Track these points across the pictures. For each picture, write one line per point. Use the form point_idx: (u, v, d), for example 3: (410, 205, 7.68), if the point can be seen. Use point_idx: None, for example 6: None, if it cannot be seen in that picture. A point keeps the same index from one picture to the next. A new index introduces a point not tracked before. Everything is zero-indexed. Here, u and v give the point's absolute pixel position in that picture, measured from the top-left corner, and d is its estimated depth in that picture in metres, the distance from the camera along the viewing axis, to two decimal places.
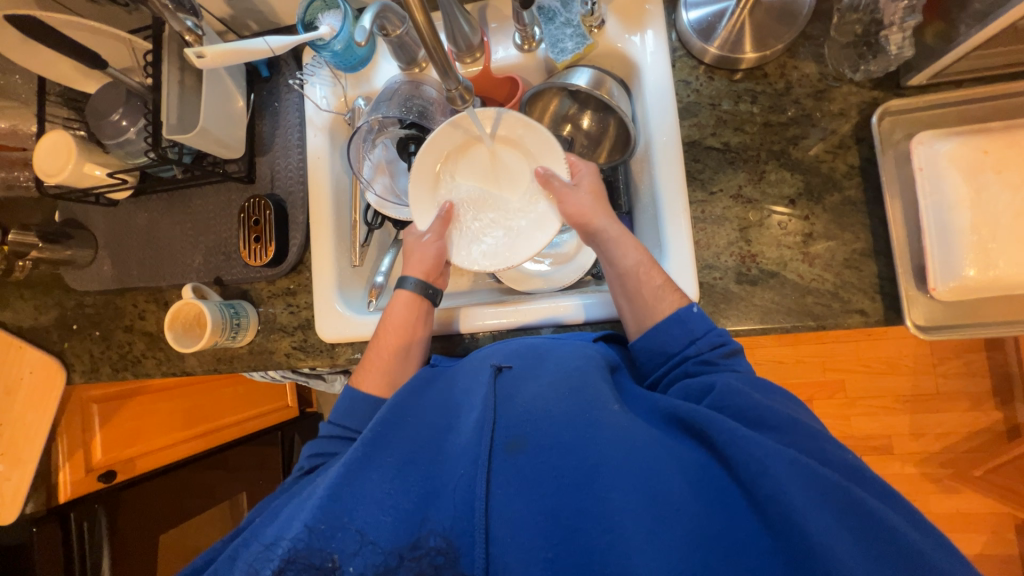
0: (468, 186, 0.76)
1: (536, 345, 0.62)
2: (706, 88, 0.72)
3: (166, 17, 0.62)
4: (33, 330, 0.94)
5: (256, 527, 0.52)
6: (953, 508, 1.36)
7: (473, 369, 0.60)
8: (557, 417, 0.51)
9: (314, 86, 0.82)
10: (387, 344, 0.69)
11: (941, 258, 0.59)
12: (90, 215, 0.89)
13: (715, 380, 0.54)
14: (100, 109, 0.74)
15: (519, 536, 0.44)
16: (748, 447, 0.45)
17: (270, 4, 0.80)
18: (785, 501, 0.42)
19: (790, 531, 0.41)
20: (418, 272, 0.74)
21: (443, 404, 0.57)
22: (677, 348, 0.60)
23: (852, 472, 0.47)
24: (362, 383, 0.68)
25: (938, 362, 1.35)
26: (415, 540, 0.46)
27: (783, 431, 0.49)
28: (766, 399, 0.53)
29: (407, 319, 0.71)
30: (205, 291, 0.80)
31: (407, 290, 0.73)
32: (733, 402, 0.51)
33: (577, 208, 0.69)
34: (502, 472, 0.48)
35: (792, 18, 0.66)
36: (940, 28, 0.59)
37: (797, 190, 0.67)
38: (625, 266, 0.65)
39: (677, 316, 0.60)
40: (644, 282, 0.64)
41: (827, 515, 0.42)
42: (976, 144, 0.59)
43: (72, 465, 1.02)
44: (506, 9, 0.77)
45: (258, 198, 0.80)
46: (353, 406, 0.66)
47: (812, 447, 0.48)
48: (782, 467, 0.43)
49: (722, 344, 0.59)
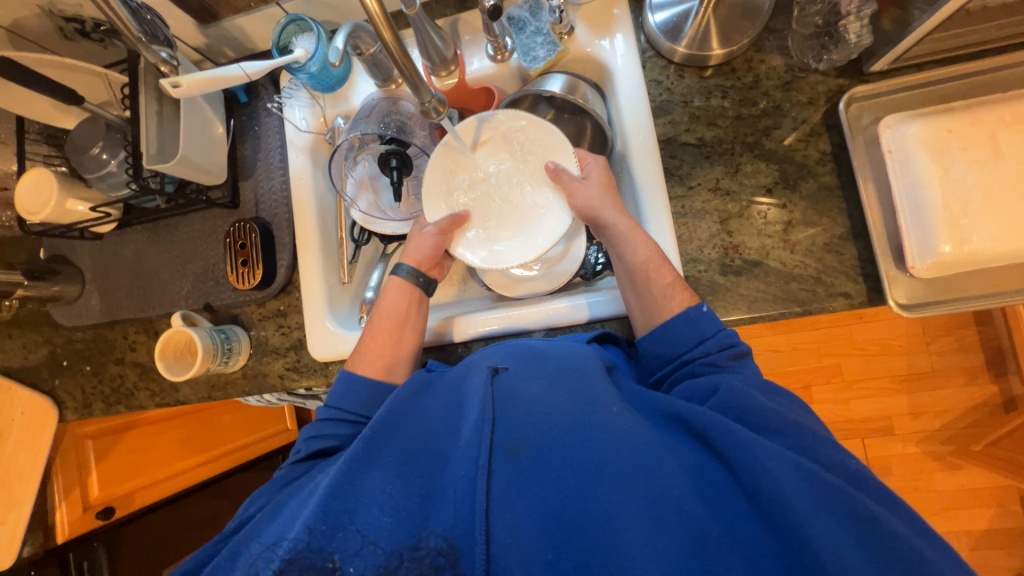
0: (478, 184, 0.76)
1: (533, 347, 0.61)
2: (677, 86, 0.73)
3: (140, 49, 0.63)
4: (22, 369, 0.93)
5: (260, 520, 0.53)
6: (957, 485, 1.37)
7: (469, 369, 0.59)
8: (558, 419, 0.51)
9: (293, 108, 0.83)
10: (384, 328, 0.69)
11: (917, 237, 0.60)
12: (75, 250, 0.89)
13: (719, 383, 0.55)
14: (79, 143, 0.75)
15: (521, 538, 0.45)
16: (751, 449, 0.45)
17: (245, 31, 0.81)
18: (786, 504, 0.42)
19: (793, 534, 0.42)
20: (412, 259, 0.74)
21: (444, 406, 0.56)
22: (685, 349, 0.60)
23: (849, 474, 0.47)
24: (356, 366, 0.68)
25: (931, 340, 1.36)
26: (416, 541, 0.47)
27: (787, 435, 0.50)
28: (769, 401, 0.53)
29: (401, 304, 0.71)
30: (194, 318, 0.80)
31: (400, 277, 0.73)
32: (739, 404, 0.52)
33: (585, 201, 0.69)
34: (502, 474, 0.48)
35: (754, 13, 0.68)
36: (895, 14, 0.61)
37: (773, 179, 0.69)
38: (636, 261, 0.65)
39: (688, 316, 0.61)
40: (654, 279, 0.63)
41: (827, 518, 0.42)
42: (940, 124, 0.61)
43: (69, 504, 1.00)
44: (477, 22, 0.78)
45: (243, 222, 0.80)
46: (344, 385, 0.66)
47: (813, 450, 0.49)
48: (784, 470, 0.44)
49: (732, 346, 0.59)
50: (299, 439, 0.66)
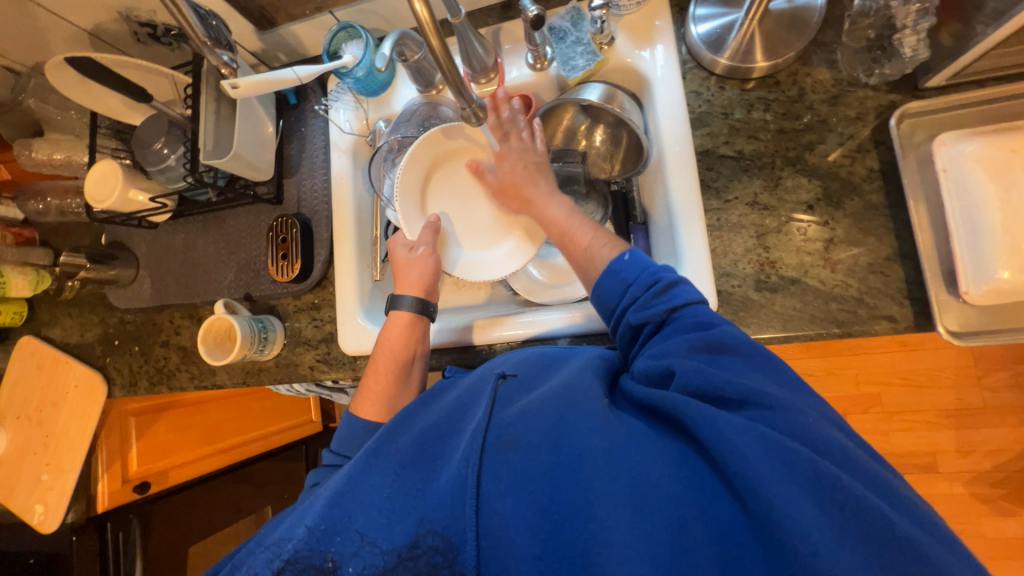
0: (450, 198, 0.83)
1: (547, 355, 0.62)
2: (717, 98, 0.72)
3: (205, 53, 0.67)
4: (78, 346, 1.00)
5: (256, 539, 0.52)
6: (1010, 532, 1.27)
7: (479, 378, 0.60)
8: (544, 413, 0.49)
9: (338, 110, 0.87)
10: (383, 369, 0.71)
11: (971, 262, 0.57)
12: (132, 238, 0.95)
13: (672, 363, 0.49)
14: (144, 138, 0.80)
15: (508, 527, 0.43)
16: (714, 425, 0.42)
17: (298, 37, 0.86)
18: (751, 478, 0.39)
19: (761, 510, 0.38)
20: (413, 290, 0.74)
21: (447, 409, 0.57)
22: (616, 301, 0.58)
23: (825, 447, 0.42)
24: (360, 410, 0.71)
25: (984, 375, 1.28)
26: (413, 540, 0.44)
27: (749, 407, 0.44)
28: (729, 372, 0.48)
29: (402, 342, 0.72)
30: (236, 306, 0.84)
31: (404, 310, 0.73)
32: (697, 382, 0.47)
33: (508, 181, 0.76)
34: (491, 469, 0.46)
35: (802, 26, 0.67)
36: (956, 28, 0.58)
37: (815, 195, 0.67)
38: (556, 225, 0.69)
39: (610, 268, 0.59)
40: (571, 248, 0.67)
41: (796, 488, 0.38)
42: (1002, 143, 0.58)
43: (110, 475, 1.06)
44: (518, 31, 0.80)
45: (286, 217, 0.84)
46: (352, 432, 0.68)
47: (791, 423, 0.43)
48: (747, 442, 0.40)
49: (656, 283, 0.55)
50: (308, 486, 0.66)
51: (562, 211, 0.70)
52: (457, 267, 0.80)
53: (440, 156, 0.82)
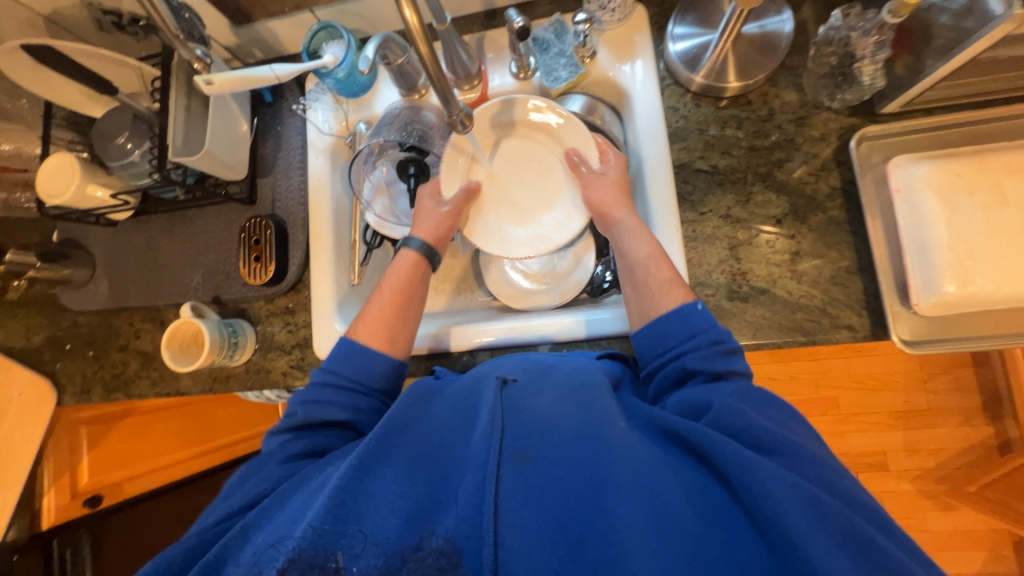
0: (494, 171, 0.80)
1: (541, 361, 0.63)
2: (693, 114, 0.75)
3: (176, 45, 0.64)
4: (23, 351, 0.93)
5: (240, 532, 0.50)
6: (951, 525, 1.36)
7: (475, 380, 0.60)
8: (566, 432, 0.50)
9: (317, 110, 0.84)
10: (391, 300, 0.70)
11: (921, 276, 0.61)
12: (89, 236, 0.89)
13: (713, 399, 0.53)
14: (106, 131, 0.76)
15: (528, 544, 0.44)
16: (751, 470, 0.45)
17: (276, 34, 0.84)
18: (783, 525, 0.42)
19: (791, 555, 0.41)
20: (424, 236, 0.75)
21: (453, 414, 0.56)
22: (678, 340, 0.60)
23: (842, 494, 0.47)
24: (356, 333, 0.68)
25: (928, 379, 1.37)
26: (417, 542, 0.46)
27: (781, 455, 0.48)
28: (761, 418, 0.51)
29: (408, 278, 0.73)
30: (203, 310, 0.80)
31: (411, 250, 0.74)
32: (733, 422, 0.50)
33: (600, 196, 0.72)
34: (510, 480, 0.47)
35: (772, 50, 0.70)
36: (909, 60, 0.63)
37: (783, 210, 0.70)
38: (636, 256, 0.67)
39: (680, 311, 0.60)
40: (653, 274, 0.65)
41: (828, 542, 0.42)
42: (948, 168, 0.62)
43: (57, 490, 0.99)
44: (502, 40, 0.81)
45: (259, 218, 0.82)
46: (346, 354, 0.65)
47: (813, 471, 0.48)
48: (783, 491, 0.43)
49: (723, 343, 0.58)
50: (265, 441, 0.63)
51: (642, 253, 0.67)
52: (480, 237, 0.78)
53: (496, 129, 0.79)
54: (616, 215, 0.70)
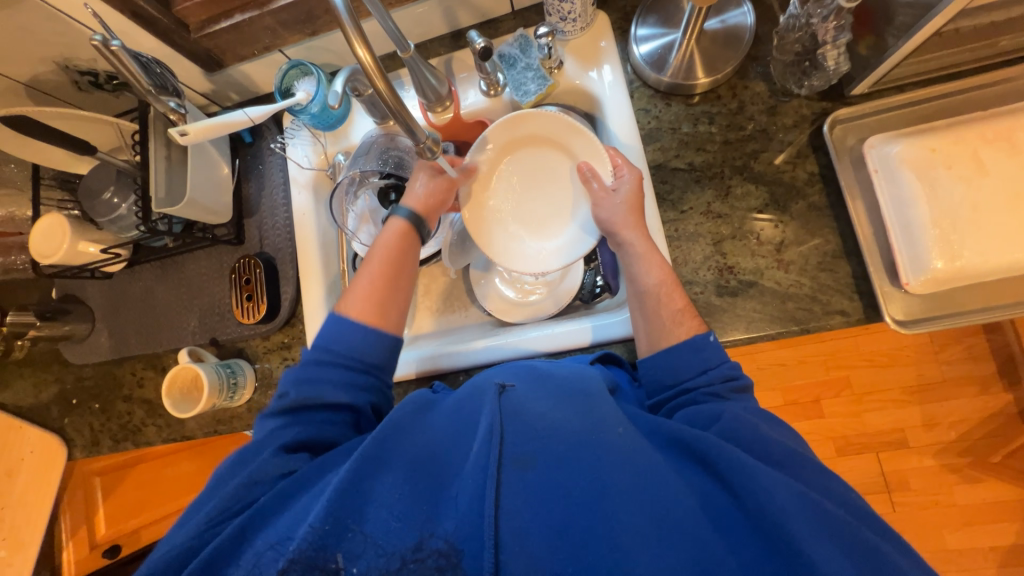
0: (508, 185, 0.80)
1: (537, 367, 0.63)
2: (665, 114, 0.75)
3: (149, 100, 0.66)
4: (31, 409, 0.94)
5: (235, 529, 0.49)
6: (979, 498, 1.33)
7: (475, 389, 0.59)
8: (565, 436, 0.50)
9: (295, 146, 0.86)
10: (380, 270, 0.69)
11: (908, 254, 0.61)
12: (85, 290, 0.91)
13: (723, 410, 0.54)
14: (93, 187, 0.78)
15: (528, 548, 0.44)
16: (756, 476, 0.46)
17: (249, 75, 0.85)
18: (789, 529, 0.43)
19: (796, 561, 0.42)
20: (414, 204, 0.74)
21: (450, 422, 0.56)
22: (689, 376, 0.59)
23: (848, 505, 0.48)
24: (346, 306, 0.67)
25: (940, 350, 1.35)
26: (417, 544, 0.46)
27: (788, 467, 0.49)
28: (770, 430, 0.52)
29: (397, 247, 0.71)
30: (200, 354, 0.83)
31: (401, 219, 0.73)
32: (740, 434, 0.51)
33: (608, 216, 0.70)
34: (509, 486, 0.47)
35: (736, 43, 0.71)
36: (872, 40, 0.63)
37: (763, 201, 0.70)
38: (647, 283, 0.65)
39: (694, 343, 0.60)
40: (667, 304, 0.63)
41: (834, 547, 0.42)
42: (924, 143, 0.62)
43: (75, 544, 1.05)
44: (469, 60, 0.82)
45: (248, 257, 0.83)
46: (339, 328, 0.64)
47: (816, 480, 0.48)
48: (790, 500, 0.44)
49: (734, 379, 0.58)
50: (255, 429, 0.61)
51: (652, 279, 0.65)
52: (490, 245, 0.79)
53: (511, 142, 0.78)
54: (625, 237, 0.68)
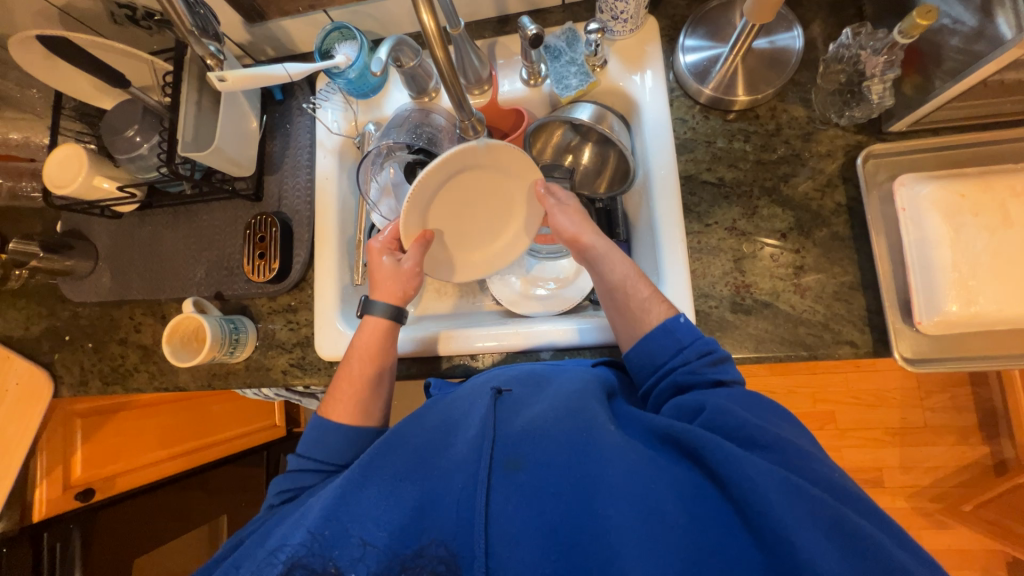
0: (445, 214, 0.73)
1: (536, 371, 0.65)
2: (701, 126, 0.76)
3: (189, 41, 0.64)
4: (22, 340, 0.92)
5: (251, 542, 0.54)
6: (945, 544, 1.36)
7: (471, 392, 0.63)
8: (556, 437, 0.53)
9: (326, 110, 0.85)
10: (358, 373, 0.69)
11: (924, 294, 0.62)
12: (92, 227, 0.89)
13: (706, 401, 0.54)
14: (116, 125, 0.76)
15: (519, 551, 0.46)
16: (741, 465, 0.45)
17: (288, 32, 0.84)
18: (774, 520, 0.42)
19: (782, 548, 0.42)
20: (389, 297, 0.72)
21: (442, 426, 0.59)
22: (666, 358, 0.60)
23: (833, 488, 0.47)
24: (331, 413, 0.68)
25: (925, 396, 1.37)
26: (417, 549, 0.49)
27: (774, 451, 0.48)
28: (757, 419, 0.52)
29: (377, 345, 0.71)
30: (205, 306, 0.81)
31: (377, 315, 0.72)
32: (725, 422, 0.51)
33: (568, 225, 0.71)
34: (501, 489, 0.50)
35: (781, 65, 0.71)
36: (917, 80, 0.64)
37: (788, 224, 0.71)
38: (613, 279, 0.67)
39: (666, 326, 0.61)
40: (634, 293, 0.65)
41: (820, 534, 0.42)
42: (953, 187, 0.63)
43: (50, 482, 0.98)
44: (513, 47, 0.81)
45: (265, 216, 0.82)
46: (320, 436, 0.65)
47: (808, 470, 0.47)
48: (772, 486, 0.44)
49: (711, 352, 0.59)
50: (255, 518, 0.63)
51: (619, 271, 0.67)
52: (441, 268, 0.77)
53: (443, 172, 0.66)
54: (586, 241, 0.70)
